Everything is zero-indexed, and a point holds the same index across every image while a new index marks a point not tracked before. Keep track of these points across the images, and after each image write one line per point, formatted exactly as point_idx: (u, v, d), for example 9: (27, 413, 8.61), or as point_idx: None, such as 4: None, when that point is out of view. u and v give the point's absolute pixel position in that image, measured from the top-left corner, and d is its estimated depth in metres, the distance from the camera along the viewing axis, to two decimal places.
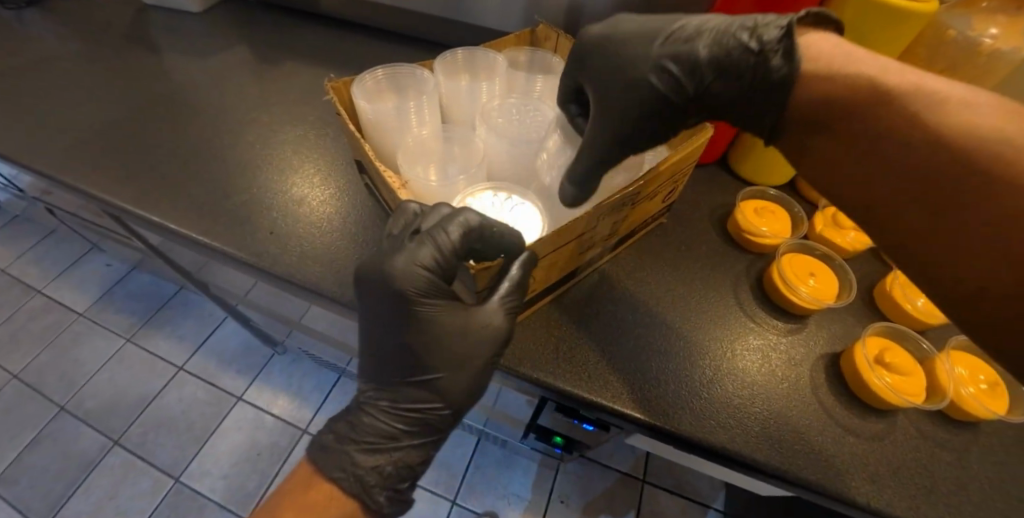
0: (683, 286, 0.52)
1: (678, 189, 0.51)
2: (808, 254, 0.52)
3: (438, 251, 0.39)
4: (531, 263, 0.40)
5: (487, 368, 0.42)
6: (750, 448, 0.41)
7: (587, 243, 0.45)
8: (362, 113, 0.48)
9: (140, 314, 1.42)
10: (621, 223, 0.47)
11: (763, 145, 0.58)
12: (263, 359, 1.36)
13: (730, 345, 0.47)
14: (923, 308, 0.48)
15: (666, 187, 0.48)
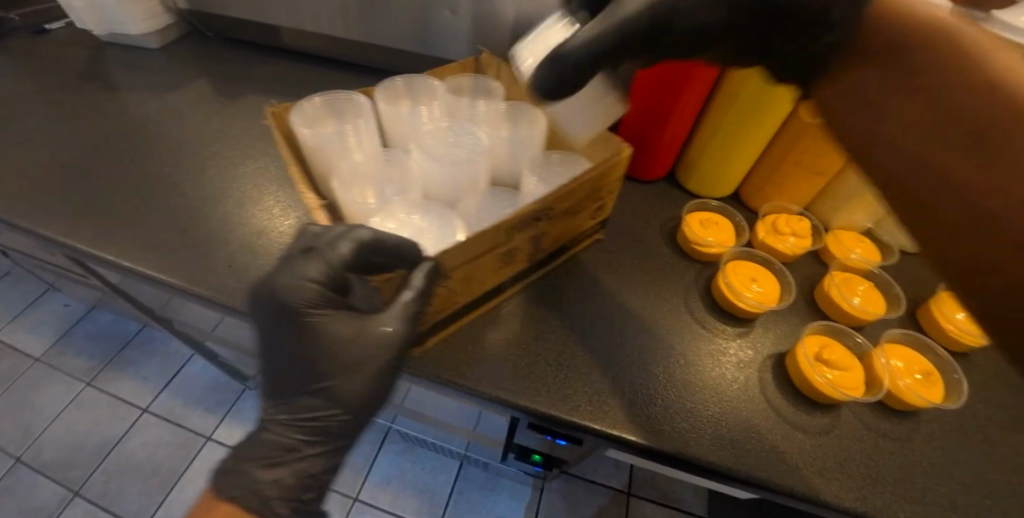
0: (638, 298, 0.54)
1: (606, 205, 0.53)
2: (752, 261, 0.55)
3: (328, 265, 0.39)
4: (436, 275, 0.40)
5: (385, 375, 0.43)
6: (704, 451, 0.43)
7: (509, 254, 0.46)
8: (301, 138, 0.49)
9: (103, 355, 1.36)
10: (542, 236, 0.48)
11: (705, 160, 0.62)
12: (235, 396, 1.32)
13: (682, 352, 0.49)
14: (859, 306, 0.51)
15: (587, 201, 0.49)
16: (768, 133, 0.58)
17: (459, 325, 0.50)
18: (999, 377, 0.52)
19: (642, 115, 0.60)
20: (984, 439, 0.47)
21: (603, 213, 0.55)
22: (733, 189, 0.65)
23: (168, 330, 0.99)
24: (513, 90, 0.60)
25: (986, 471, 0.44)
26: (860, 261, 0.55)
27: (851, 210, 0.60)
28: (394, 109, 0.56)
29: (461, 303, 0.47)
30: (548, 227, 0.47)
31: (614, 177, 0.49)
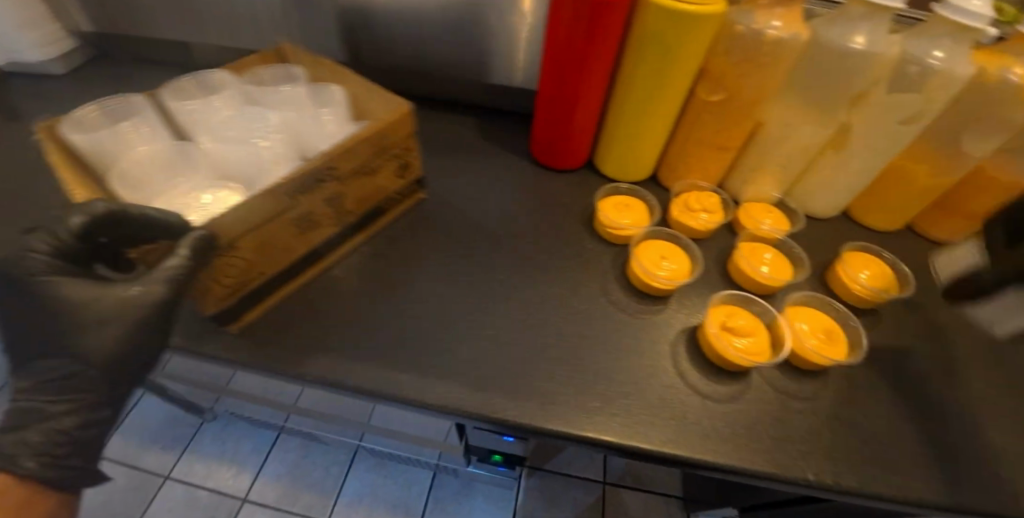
0: (556, 287, 0.54)
1: (409, 163, 0.54)
2: (664, 239, 0.56)
3: (55, 237, 0.42)
4: (210, 246, 0.38)
5: (137, 333, 0.42)
6: (615, 434, 0.42)
7: (305, 219, 0.46)
8: (68, 144, 0.44)
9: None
10: (340, 197, 0.48)
11: (618, 144, 0.64)
12: (192, 430, 1.36)
13: (597, 337, 0.50)
14: (767, 275, 0.53)
15: (383, 159, 0.50)
16: (673, 113, 0.59)
17: (270, 301, 0.49)
18: (905, 332, 0.54)
19: (553, 105, 0.61)
20: (891, 393, 0.48)
21: (411, 171, 0.56)
22: (648, 171, 0.67)
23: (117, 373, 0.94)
24: (315, 72, 0.56)
25: (892, 425, 0.46)
26: (769, 231, 0.57)
27: (760, 183, 0.63)
28: (179, 106, 0.52)
29: (267, 275, 0.47)
30: (338, 189, 0.47)
31: (404, 133, 0.50)
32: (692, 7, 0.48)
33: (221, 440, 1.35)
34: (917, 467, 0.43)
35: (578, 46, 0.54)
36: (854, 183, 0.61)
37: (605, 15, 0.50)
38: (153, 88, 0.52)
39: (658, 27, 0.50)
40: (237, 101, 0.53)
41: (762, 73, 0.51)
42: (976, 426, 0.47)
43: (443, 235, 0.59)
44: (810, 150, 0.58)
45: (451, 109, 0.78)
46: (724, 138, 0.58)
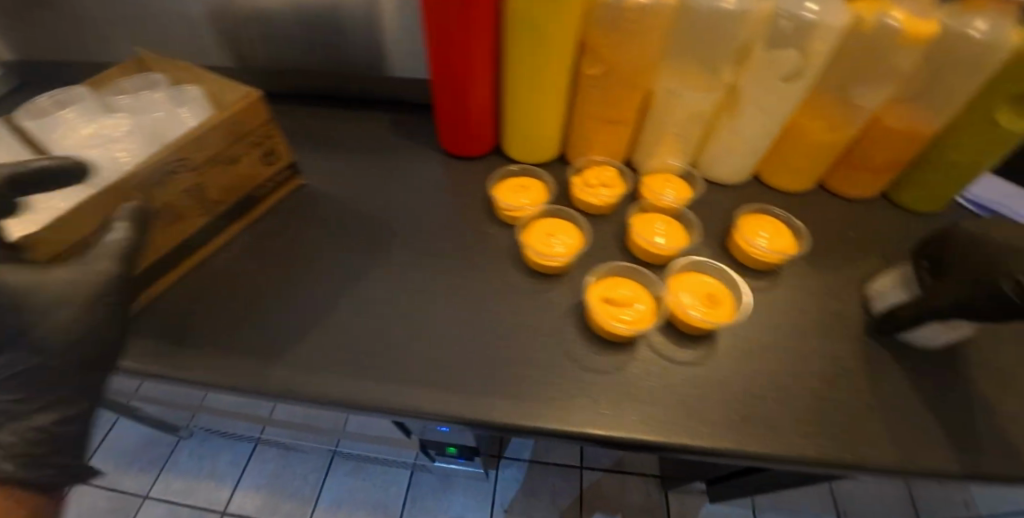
0: (453, 276, 0.55)
1: (275, 151, 0.59)
2: (561, 218, 0.57)
3: None
4: (139, 218, 0.43)
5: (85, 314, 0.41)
6: (494, 412, 0.43)
7: (167, 211, 0.50)
8: None
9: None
10: (203, 187, 0.53)
11: (518, 128, 0.64)
12: (169, 448, 1.36)
13: (487, 321, 0.51)
14: (662, 246, 0.53)
15: (242, 147, 0.55)
16: (561, 91, 0.59)
17: (149, 296, 0.52)
18: (799, 294, 0.55)
19: (446, 94, 0.61)
20: (777, 355, 0.50)
21: (281, 160, 0.61)
22: (554, 152, 0.67)
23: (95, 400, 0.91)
24: (175, 78, 0.65)
25: (774, 385, 0.47)
26: (666, 202, 0.57)
27: (661, 153, 0.63)
28: (38, 123, 0.56)
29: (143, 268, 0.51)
30: (201, 180, 0.52)
31: (260, 122, 0.55)
32: None
33: (199, 456, 1.36)
34: (793, 424, 0.44)
35: (454, 32, 0.53)
36: (754, 146, 0.60)
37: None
38: (13, 112, 0.57)
39: (525, 7, 0.49)
40: (97, 108, 0.60)
41: (636, 45, 0.51)
42: (856, 381, 0.48)
43: (348, 235, 0.60)
44: (703, 118, 0.58)
45: (367, 109, 0.78)
46: (615, 113, 0.58)
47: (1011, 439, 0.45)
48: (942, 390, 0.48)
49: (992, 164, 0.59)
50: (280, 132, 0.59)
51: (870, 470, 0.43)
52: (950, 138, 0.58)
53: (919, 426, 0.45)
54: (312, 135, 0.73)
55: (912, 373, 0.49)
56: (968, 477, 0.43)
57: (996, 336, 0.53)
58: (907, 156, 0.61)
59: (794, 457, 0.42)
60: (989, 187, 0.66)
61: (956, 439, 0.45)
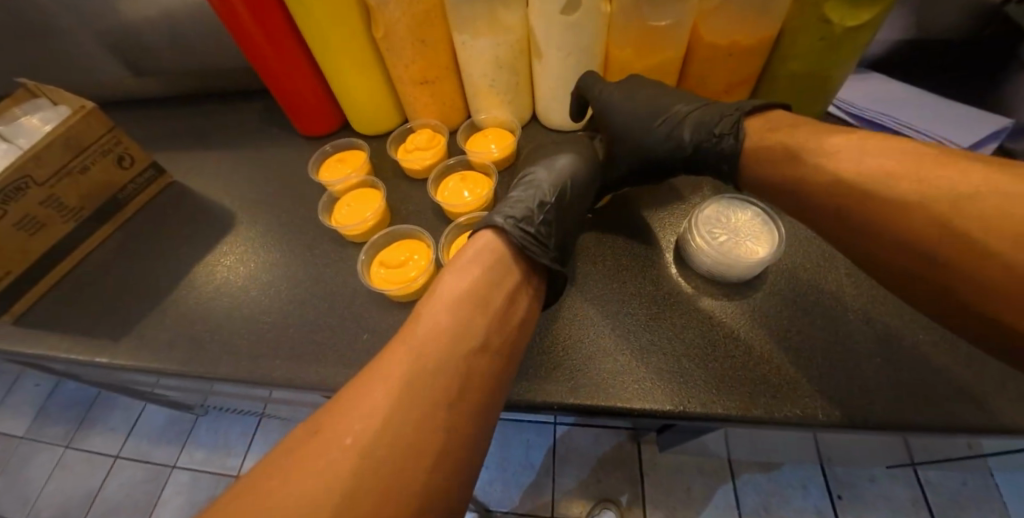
0: (292, 254, 0.60)
1: (127, 153, 0.64)
2: (377, 188, 0.59)
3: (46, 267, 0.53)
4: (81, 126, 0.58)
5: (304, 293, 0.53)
6: (292, 376, 0.49)
7: (30, 221, 0.57)
8: None
9: (77, 420, 1.36)
10: (60, 197, 0.59)
11: (351, 105, 0.64)
12: (190, 424, 1.32)
13: (307, 295, 0.55)
14: (469, 199, 0.55)
15: (89, 157, 0.60)
16: (368, 58, 0.59)
17: (36, 290, 0.62)
18: (611, 237, 0.53)
19: (271, 81, 0.62)
20: (600, 295, 0.48)
21: (138, 162, 0.67)
22: (397, 120, 0.69)
23: (137, 394, 0.99)
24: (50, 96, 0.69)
25: (576, 329, 0.46)
26: (483, 156, 0.59)
27: (486, 106, 0.62)
28: None
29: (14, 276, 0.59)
30: (53, 191, 0.58)
31: (100, 131, 0.60)
32: None
33: (215, 430, 1.30)
34: (553, 370, 0.44)
35: (245, 19, 0.53)
36: (572, 84, 0.57)
37: None
38: None
39: None
40: None
41: (404, 8, 0.50)
42: (639, 323, 0.46)
43: (211, 228, 0.66)
44: (507, 67, 0.56)
45: (246, 101, 0.81)
46: (419, 73, 0.57)
47: (802, 369, 0.41)
48: (740, 322, 0.45)
49: (842, 70, 0.52)
50: (126, 136, 0.63)
51: (631, 415, 0.41)
52: (787, 47, 0.51)
53: (695, 367, 0.42)
54: (199, 134, 0.78)
55: (707, 307, 0.46)
56: (735, 418, 0.40)
57: (831, 260, 0.48)
58: (748, 75, 0.54)
59: (543, 404, 0.42)
60: (859, 90, 0.61)
61: (733, 377, 0.41)
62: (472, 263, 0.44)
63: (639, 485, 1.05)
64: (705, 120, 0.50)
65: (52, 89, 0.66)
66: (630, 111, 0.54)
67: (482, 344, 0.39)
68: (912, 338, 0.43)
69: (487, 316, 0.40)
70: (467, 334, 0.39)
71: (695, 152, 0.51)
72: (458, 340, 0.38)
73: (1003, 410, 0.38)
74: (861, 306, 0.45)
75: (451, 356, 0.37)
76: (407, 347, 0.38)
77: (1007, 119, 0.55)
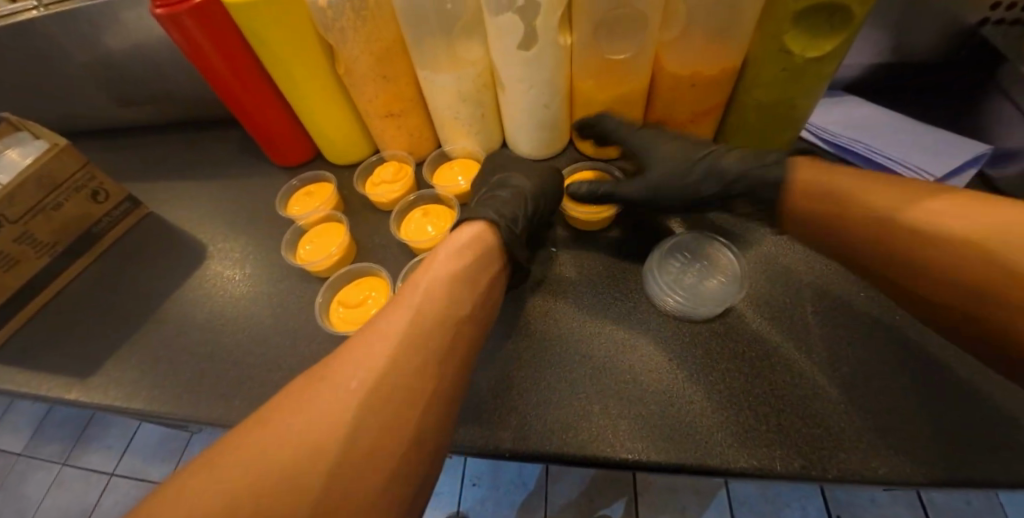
0: (261, 287, 0.60)
1: (103, 182, 0.65)
2: (340, 222, 0.59)
3: None
4: (53, 162, 0.58)
5: (279, 325, 0.55)
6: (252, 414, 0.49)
7: (4, 258, 0.57)
8: None
9: (73, 437, 1.37)
10: (33, 233, 0.59)
11: (320, 135, 0.64)
12: (183, 441, 1.32)
13: (272, 330, 0.55)
14: (431, 233, 0.55)
15: (64, 193, 0.60)
16: (334, 91, 0.59)
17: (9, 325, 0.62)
18: (576, 269, 0.53)
19: (241, 116, 0.62)
20: (562, 329, 0.48)
21: (112, 196, 0.67)
22: (366, 151, 0.69)
23: None
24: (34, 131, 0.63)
25: (537, 369, 0.45)
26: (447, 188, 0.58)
27: (453, 137, 0.62)
28: None
29: None
30: (27, 228, 0.58)
31: (72, 163, 0.60)
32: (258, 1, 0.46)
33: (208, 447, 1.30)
34: (505, 415, 0.43)
35: (211, 56, 0.53)
36: (537, 115, 0.57)
37: (205, 31, 0.50)
38: None
39: (252, 29, 0.49)
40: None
41: (365, 44, 0.50)
42: (596, 366, 0.45)
43: (184, 260, 0.66)
44: (470, 99, 0.56)
45: (225, 128, 0.82)
46: (384, 105, 0.57)
47: (764, 418, 0.40)
48: (700, 366, 0.44)
49: (809, 99, 0.50)
50: (99, 168, 0.64)
51: (589, 463, 0.40)
52: (752, 76, 0.50)
53: (650, 414, 0.41)
54: (177, 163, 0.79)
55: (670, 348, 0.45)
56: (691, 467, 0.38)
57: (796, 296, 0.48)
58: (714, 105, 0.54)
59: (495, 451, 0.41)
60: (832, 115, 0.60)
61: (689, 426, 0.40)
62: (460, 245, 0.47)
63: (631, 502, 0.98)
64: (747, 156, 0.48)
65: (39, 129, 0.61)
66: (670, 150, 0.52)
67: (467, 316, 0.42)
68: (878, 383, 0.42)
69: (473, 297, 0.44)
70: (456, 307, 0.42)
71: (734, 187, 0.48)
72: (448, 311, 0.42)
73: (968, 464, 0.37)
74: (824, 345, 0.44)
75: (442, 325, 0.41)
76: (405, 316, 0.40)
77: (985, 146, 0.53)
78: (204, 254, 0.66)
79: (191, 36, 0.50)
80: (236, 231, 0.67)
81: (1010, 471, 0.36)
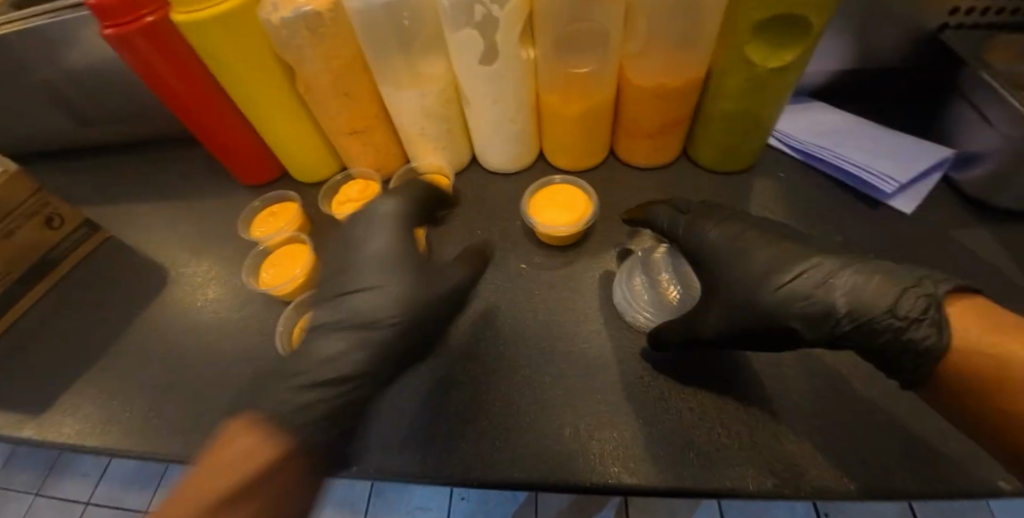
0: (227, 313, 0.58)
1: (57, 208, 0.62)
2: (303, 243, 0.58)
3: None
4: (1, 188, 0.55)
5: (245, 351, 0.54)
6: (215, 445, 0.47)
7: None
8: None
9: (45, 466, 1.31)
10: None
11: (284, 153, 0.63)
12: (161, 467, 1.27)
13: (238, 357, 0.54)
14: None
15: (15, 221, 0.58)
16: (297, 109, 0.57)
17: None
18: (546, 288, 0.52)
19: (202, 136, 0.61)
20: (533, 349, 0.47)
21: (68, 221, 0.65)
22: (334, 168, 0.67)
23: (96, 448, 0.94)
24: None
25: (507, 394, 0.44)
26: None
27: (421, 152, 0.60)
28: None
29: None
30: None
31: (21, 190, 0.57)
32: (209, 21, 0.45)
33: None
34: (474, 443, 0.41)
35: (166, 77, 0.51)
36: (504, 129, 0.56)
37: (157, 51, 0.49)
38: None
39: (205, 49, 0.48)
40: None
41: (323, 62, 0.49)
42: (567, 387, 0.44)
43: (147, 285, 0.64)
44: (436, 116, 0.55)
45: (190, 146, 0.79)
46: (348, 122, 0.56)
47: (735, 435, 0.39)
48: (671, 384, 0.43)
49: (773, 109, 0.50)
50: (53, 194, 0.61)
51: (560, 491, 0.39)
52: (716, 87, 0.50)
53: (622, 436, 0.40)
54: (141, 183, 0.76)
55: (642, 366, 0.44)
56: (663, 491, 0.38)
57: None
58: (680, 116, 0.53)
59: (464, 481, 0.40)
60: (800, 122, 0.60)
61: (659, 449, 0.39)
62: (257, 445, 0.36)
63: (620, 510, 0.97)
64: (862, 287, 0.34)
65: None
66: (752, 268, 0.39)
67: None
68: (850, 394, 0.41)
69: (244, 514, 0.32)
70: None
71: (865, 335, 0.33)
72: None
73: (936, 474, 0.37)
74: (795, 356, 0.44)
75: None
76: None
77: (948, 149, 0.54)
78: (167, 279, 0.64)
79: (144, 57, 0.49)
80: (201, 253, 0.65)
81: (978, 481, 0.36)
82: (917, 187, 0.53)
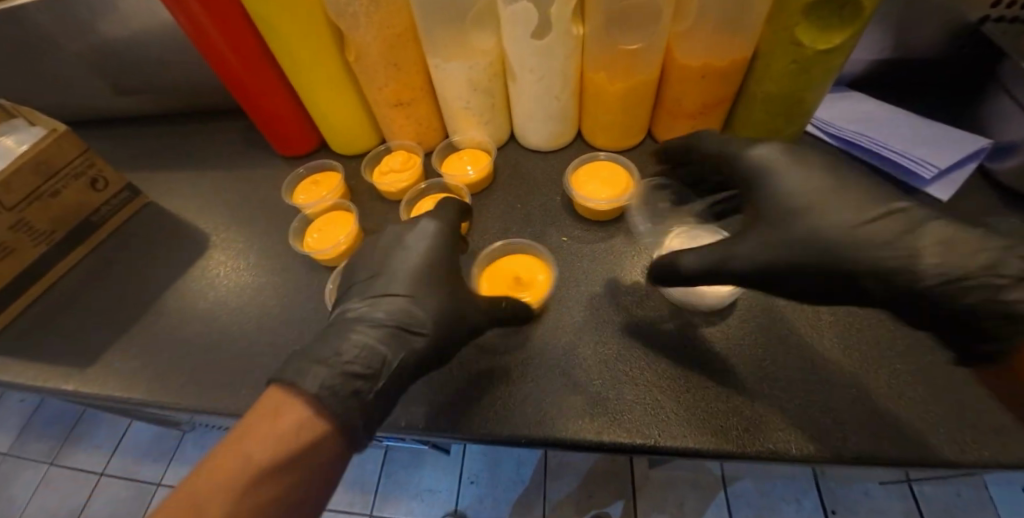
0: (268, 278, 0.59)
1: (101, 169, 0.63)
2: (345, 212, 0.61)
3: None
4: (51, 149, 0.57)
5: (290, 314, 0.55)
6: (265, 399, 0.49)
7: None
8: None
9: (63, 434, 1.31)
10: (30, 222, 0.57)
11: (327, 124, 0.64)
12: (175, 441, 1.25)
13: (282, 318, 0.55)
14: None
15: (62, 181, 0.59)
16: (342, 80, 0.58)
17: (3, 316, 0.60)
18: (586, 260, 0.53)
19: (246, 104, 0.62)
20: (575, 317, 0.48)
21: (111, 184, 0.66)
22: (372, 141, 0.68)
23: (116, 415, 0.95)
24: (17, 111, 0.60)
25: (550, 359, 0.45)
26: (456, 177, 0.59)
27: (463, 126, 0.62)
28: None
29: None
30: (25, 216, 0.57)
31: (69, 151, 0.58)
32: None
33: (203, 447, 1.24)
34: (518, 403, 0.42)
35: (218, 41, 0.52)
36: (547, 106, 0.57)
37: (212, 15, 0.50)
38: None
39: (261, 13, 0.49)
40: None
41: (375, 30, 0.49)
42: (608, 355, 0.45)
43: (188, 250, 0.65)
44: (481, 90, 0.56)
45: (228, 119, 0.80)
46: (394, 94, 0.57)
47: (775, 403, 0.41)
48: (711, 354, 0.44)
49: (816, 93, 0.51)
50: (98, 156, 0.62)
51: (602, 451, 0.40)
52: (762, 69, 0.51)
53: (662, 400, 0.41)
54: (180, 153, 0.77)
55: (683, 337, 0.45)
56: (705, 452, 0.39)
57: None
58: (723, 97, 0.54)
59: (510, 438, 0.41)
60: (838, 109, 0.61)
61: (701, 413, 0.40)
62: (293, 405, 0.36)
63: (630, 500, 0.97)
64: (955, 243, 0.35)
65: (28, 110, 0.58)
66: (829, 217, 0.37)
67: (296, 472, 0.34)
68: (890, 368, 0.42)
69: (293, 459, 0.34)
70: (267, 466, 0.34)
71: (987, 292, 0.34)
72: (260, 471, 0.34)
73: (974, 446, 0.37)
74: (834, 332, 0.45)
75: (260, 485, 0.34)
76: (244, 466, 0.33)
77: (985, 139, 0.55)
78: (207, 244, 0.65)
79: (199, 20, 0.50)
80: (241, 220, 0.66)
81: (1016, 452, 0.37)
82: (952, 176, 0.54)
